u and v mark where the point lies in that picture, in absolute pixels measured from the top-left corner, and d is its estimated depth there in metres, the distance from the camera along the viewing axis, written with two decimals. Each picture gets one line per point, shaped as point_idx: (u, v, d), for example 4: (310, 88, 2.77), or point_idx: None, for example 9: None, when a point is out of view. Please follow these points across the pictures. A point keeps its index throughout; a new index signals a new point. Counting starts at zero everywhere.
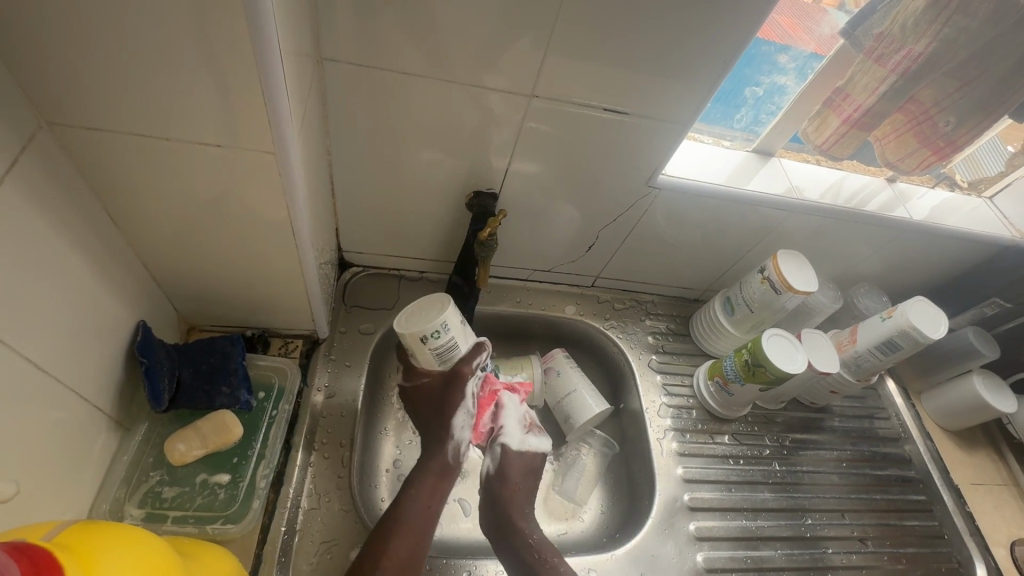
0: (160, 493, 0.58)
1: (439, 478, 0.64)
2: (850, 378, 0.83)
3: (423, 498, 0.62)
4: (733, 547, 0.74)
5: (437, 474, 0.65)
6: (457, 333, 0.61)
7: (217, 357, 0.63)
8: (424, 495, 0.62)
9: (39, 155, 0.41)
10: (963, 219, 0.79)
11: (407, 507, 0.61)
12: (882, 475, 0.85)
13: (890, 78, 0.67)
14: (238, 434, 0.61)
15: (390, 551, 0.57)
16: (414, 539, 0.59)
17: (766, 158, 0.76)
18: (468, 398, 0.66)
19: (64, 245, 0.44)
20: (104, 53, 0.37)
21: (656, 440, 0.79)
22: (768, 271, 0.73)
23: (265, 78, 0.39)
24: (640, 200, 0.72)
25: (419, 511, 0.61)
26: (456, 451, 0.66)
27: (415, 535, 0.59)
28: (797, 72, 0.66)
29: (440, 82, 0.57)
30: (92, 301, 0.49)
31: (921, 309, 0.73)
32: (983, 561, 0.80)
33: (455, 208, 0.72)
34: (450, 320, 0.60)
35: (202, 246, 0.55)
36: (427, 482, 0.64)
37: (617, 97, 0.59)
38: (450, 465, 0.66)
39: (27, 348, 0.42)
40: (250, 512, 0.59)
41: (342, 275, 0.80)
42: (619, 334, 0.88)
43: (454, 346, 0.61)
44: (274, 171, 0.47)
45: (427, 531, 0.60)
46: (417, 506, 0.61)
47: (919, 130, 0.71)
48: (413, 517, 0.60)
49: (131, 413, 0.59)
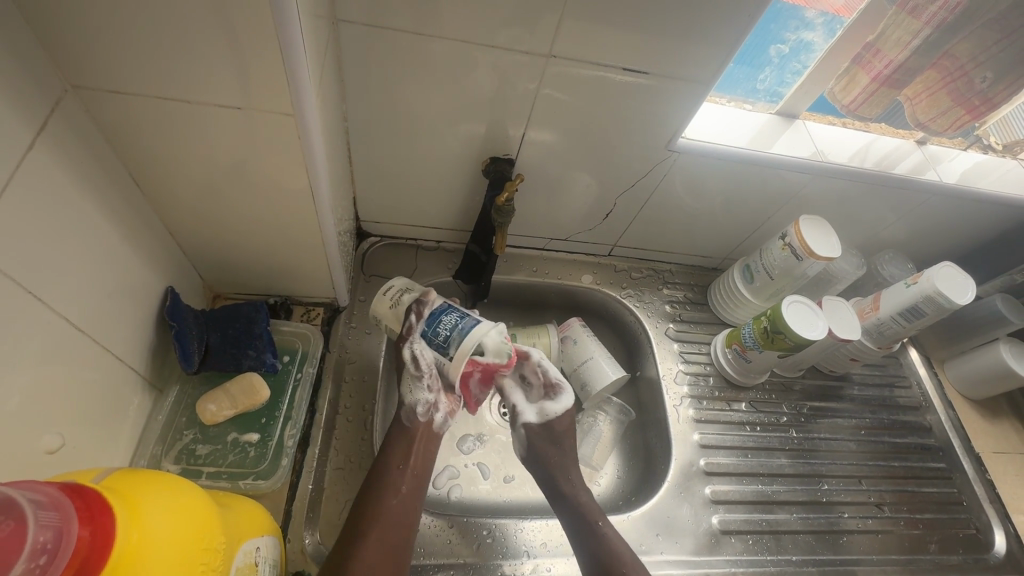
0: (194, 450, 0.61)
1: (412, 439, 0.64)
2: (872, 345, 0.82)
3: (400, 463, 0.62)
4: (748, 510, 0.74)
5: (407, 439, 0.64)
6: (385, 319, 0.70)
7: (243, 323, 0.65)
8: (400, 461, 0.63)
9: (67, 119, 0.42)
10: (998, 181, 0.76)
11: (387, 470, 0.62)
12: (901, 443, 0.85)
13: (925, 31, 0.65)
14: (265, 396, 0.63)
15: (377, 516, 0.58)
16: (401, 503, 0.60)
17: (790, 120, 0.73)
18: (411, 362, 0.65)
19: (94, 210, 0.46)
20: (123, 16, 0.37)
21: (673, 407, 0.80)
22: (790, 237, 0.72)
23: (282, 38, 0.39)
24: (659, 164, 0.70)
25: (397, 474, 0.62)
26: (413, 410, 0.66)
27: (401, 501, 0.60)
28: (825, 28, 0.64)
29: (455, 43, 0.55)
30: (122, 266, 0.51)
31: (947, 275, 0.72)
32: (1001, 527, 0.80)
33: (471, 176, 0.72)
34: (382, 304, 0.70)
35: (222, 211, 0.56)
36: (401, 446, 0.64)
37: (638, 57, 0.57)
38: (411, 427, 0.65)
39: (67, 310, 0.44)
40: (280, 468, 0.62)
41: (360, 245, 0.81)
42: (636, 303, 0.88)
43: (395, 316, 0.69)
44: (293, 134, 0.47)
45: (416, 494, 0.62)
46: (393, 469, 0.62)
47: (953, 87, 0.70)
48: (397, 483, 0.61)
49: (162, 375, 0.61)
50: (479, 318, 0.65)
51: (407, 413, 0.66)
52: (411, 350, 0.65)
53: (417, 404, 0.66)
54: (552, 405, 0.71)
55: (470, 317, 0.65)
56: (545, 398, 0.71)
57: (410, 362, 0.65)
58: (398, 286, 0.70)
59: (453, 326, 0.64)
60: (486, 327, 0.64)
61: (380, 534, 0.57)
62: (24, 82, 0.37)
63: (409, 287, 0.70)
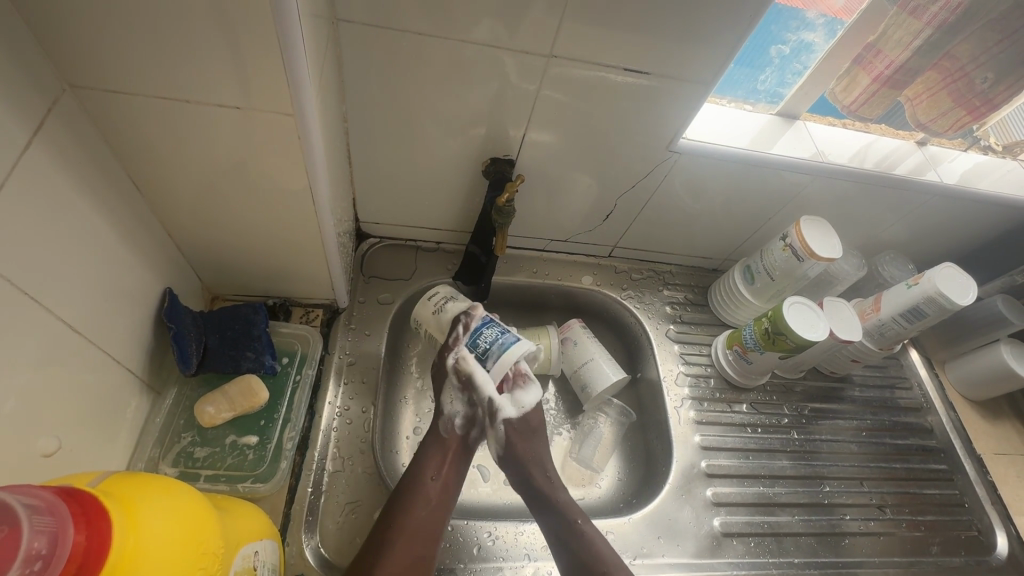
0: (192, 453, 0.60)
1: (444, 450, 0.65)
2: (873, 347, 0.82)
3: (432, 471, 0.63)
4: (750, 513, 0.74)
5: (440, 449, 0.65)
6: (427, 324, 0.72)
7: (242, 324, 0.64)
8: (432, 473, 0.63)
9: (64, 119, 0.41)
10: (999, 182, 0.76)
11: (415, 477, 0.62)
12: (903, 445, 0.84)
13: (926, 32, 0.65)
14: (264, 398, 0.63)
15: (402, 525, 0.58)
16: (429, 513, 0.60)
17: (791, 121, 0.73)
18: (451, 370, 0.68)
19: (91, 211, 0.45)
20: (120, 14, 0.37)
21: (673, 409, 0.79)
22: (791, 238, 0.72)
23: (283, 37, 0.39)
24: (660, 164, 0.70)
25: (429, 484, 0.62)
26: (448, 422, 0.68)
27: (425, 508, 0.60)
28: (826, 29, 0.63)
29: (455, 43, 0.55)
30: (120, 267, 0.50)
31: (949, 276, 0.71)
32: (1003, 529, 0.80)
33: (472, 177, 0.72)
34: (425, 310, 0.72)
35: (221, 212, 0.55)
36: (434, 458, 0.64)
37: (640, 58, 0.57)
38: (445, 438, 0.67)
39: (64, 312, 0.44)
40: (278, 471, 0.61)
41: (359, 246, 0.81)
42: (636, 304, 0.88)
43: (437, 324, 0.71)
44: (293, 134, 0.47)
45: (444, 505, 0.62)
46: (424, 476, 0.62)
47: (954, 87, 0.70)
48: (426, 492, 0.61)
49: (160, 377, 0.61)
50: (518, 336, 0.68)
51: (444, 424, 0.67)
52: (453, 357, 0.68)
53: (454, 416, 0.68)
54: (525, 395, 0.69)
55: (510, 333, 0.68)
56: (515, 388, 0.69)
57: (451, 369, 0.68)
58: (441, 294, 0.72)
59: (493, 340, 0.67)
60: (522, 345, 0.67)
61: (405, 543, 0.57)
62: (21, 80, 0.37)
63: (452, 296, 0.72)
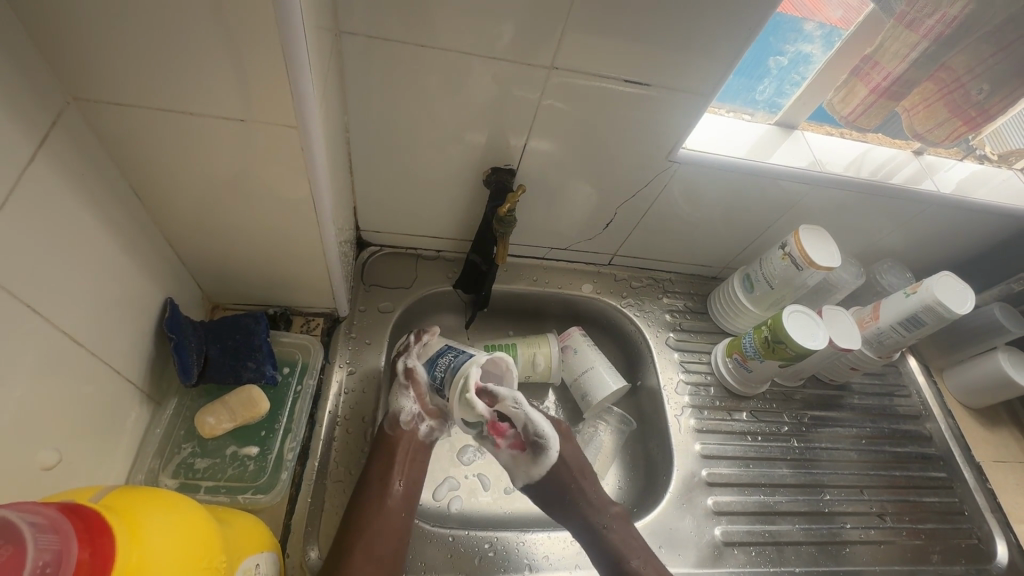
0: (192, 464, 0.60)
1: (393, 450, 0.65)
2: (871, 354, 0.83)
3: (380, 470, 0.63)
4: (750, 521, 0.74)
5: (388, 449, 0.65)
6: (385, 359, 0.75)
7: (243, 333, 0.64)
8: (380, 474, 0.63)
9: (68, 132, 0.41)
10: (995, 191, 0.77)
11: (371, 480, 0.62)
12: (901, 453, 0.84)
13: (922, 44, 0.66)
14: (265, 408, 0.63)
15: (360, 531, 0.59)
16: (384, 517, 0.60)
17: (789, 131, 0.74)
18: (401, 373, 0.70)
19: (93, 222, 0.45)
20: (125, 28, 0.37)
21: (674, 417, 0.79)
22: (790, 247, 0.72)
23: (287, 51, 0.39)
24: (660, 174, 0.71)
25: (377, 487, 0.62)
26: (394, 418, 0.67)
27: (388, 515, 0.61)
28: (823, 40, 0.64)
29: (457, 55, 0.55)
30: (121, 277, 0.50)
31: (947, 284, 0.72)
32: (1003, 536, 0.80)
33: (472, 186, 0.72)
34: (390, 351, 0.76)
35: (222, 222, 0.55)
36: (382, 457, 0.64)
37: (640, 70, 0.57)
38: (389, 434, 0.66)
39: (66, 323, 0.43)
40: (279, 482, 0.61)
41: (360, 254, 0.81)
42: (637, 312, 0.88)
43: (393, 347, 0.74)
44: (295, 145, 0.47)
45: (404, 507, 0.62)
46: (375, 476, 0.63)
47: (950, 98, 0.71)
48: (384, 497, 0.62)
49: (160, 387, 0.61)
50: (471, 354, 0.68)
51: (391, 420, 0.67)
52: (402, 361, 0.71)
53: (400, 413, 0.68)
54: (536, 465, 0.67)
55: (464, 354, 0.69)
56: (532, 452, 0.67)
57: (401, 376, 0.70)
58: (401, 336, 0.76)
59: (448, 365, 0.68)
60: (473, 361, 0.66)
61: (364, 548, 0.57)
62: (24, 93, 0.37)
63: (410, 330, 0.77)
